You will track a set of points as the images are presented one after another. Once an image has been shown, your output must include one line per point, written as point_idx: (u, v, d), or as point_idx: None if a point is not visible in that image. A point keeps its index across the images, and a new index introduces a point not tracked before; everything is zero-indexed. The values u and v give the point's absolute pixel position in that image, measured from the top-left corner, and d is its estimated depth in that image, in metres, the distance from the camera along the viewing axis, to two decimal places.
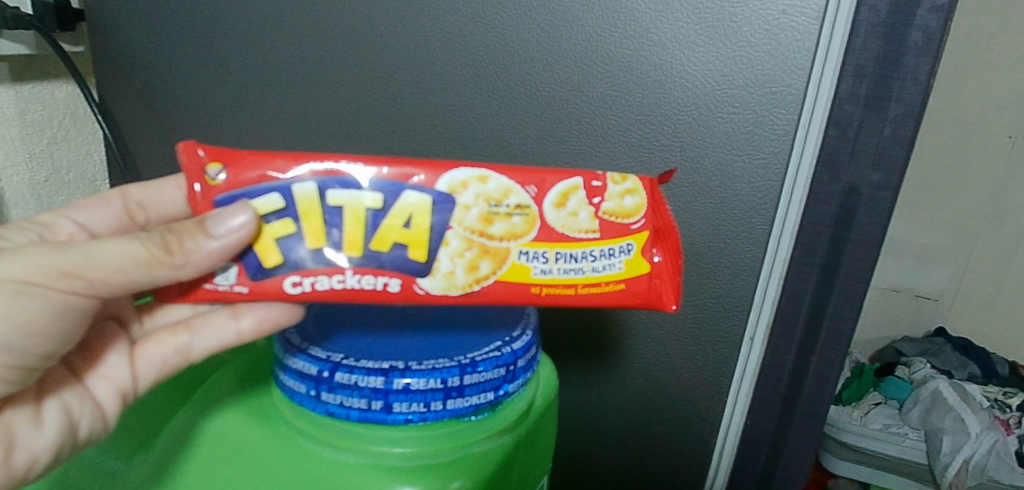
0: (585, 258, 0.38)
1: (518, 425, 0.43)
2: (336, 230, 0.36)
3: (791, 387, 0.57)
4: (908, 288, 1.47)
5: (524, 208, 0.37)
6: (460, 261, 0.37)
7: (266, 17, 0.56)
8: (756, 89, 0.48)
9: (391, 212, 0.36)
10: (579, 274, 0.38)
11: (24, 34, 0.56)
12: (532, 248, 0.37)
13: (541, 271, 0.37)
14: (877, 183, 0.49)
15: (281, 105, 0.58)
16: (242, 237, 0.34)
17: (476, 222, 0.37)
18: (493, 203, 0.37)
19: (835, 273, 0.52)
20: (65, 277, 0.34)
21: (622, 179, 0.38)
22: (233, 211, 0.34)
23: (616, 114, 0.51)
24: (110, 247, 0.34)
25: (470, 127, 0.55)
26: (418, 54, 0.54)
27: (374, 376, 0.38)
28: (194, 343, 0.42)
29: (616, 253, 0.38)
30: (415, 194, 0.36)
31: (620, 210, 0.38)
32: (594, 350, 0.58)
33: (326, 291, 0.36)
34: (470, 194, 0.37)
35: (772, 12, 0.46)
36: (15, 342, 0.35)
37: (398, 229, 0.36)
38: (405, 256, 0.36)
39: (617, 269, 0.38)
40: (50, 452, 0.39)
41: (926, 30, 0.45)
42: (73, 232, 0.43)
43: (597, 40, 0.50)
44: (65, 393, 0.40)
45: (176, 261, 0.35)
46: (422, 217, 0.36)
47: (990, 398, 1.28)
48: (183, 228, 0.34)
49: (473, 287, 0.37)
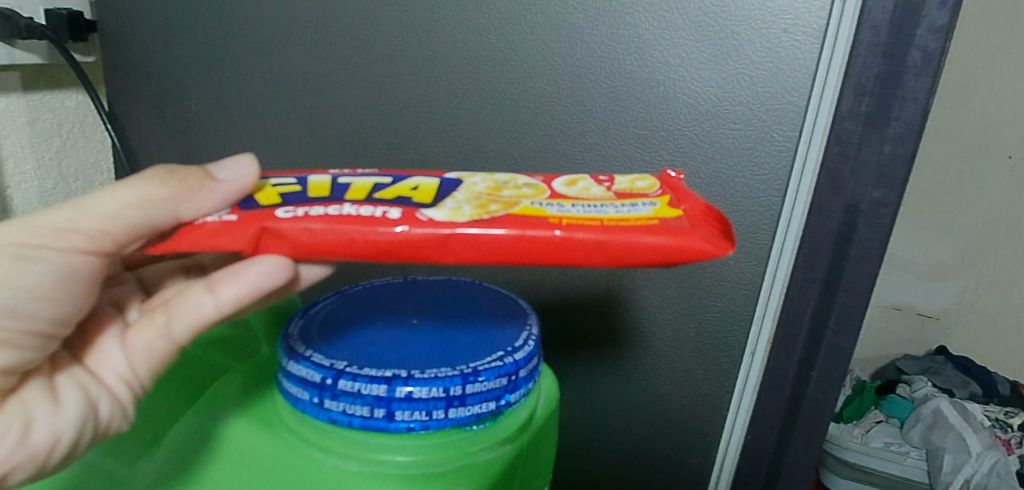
0: (606, 206, 0.37)
1: (519, 436, 0.44)
2: (342, 189, 0.38)
3: (792, 401, 0.56)
4: (910, 307, 1.47)
5: (532, 185, 0.40)
6: (468, 203, 0.36)
7: (276, 31, 0.57)
8: (757, 105, 0.49)
9: (399, 184, 0.39)
10: (602, 212, 0.36)
11: (37, 44, 0.57)
12: (546, 201, 0.37)
13: (558, 210, 0.36)
14: (878, 200, 0.49)
15: (287, 115, 0.59)
16: (244, 184, 0.38)
17: (484, 188, 0.39)
18: (500, 182, 0.40)
19: (835, 289, 0.52)
20: (61, 233, 0.36)
21: (632, 176, 0.42)
22: (239, 161, 0.39)
23: (619, 129, 0.52)
24: (112, 191, 0.36)
25: (474, 141, 0.56)
26: (425, 69, 0.55)
27: (377, 384, 0.38)
28: (174, 323, 0.41)
29: (639, 205, 0.37)
30: (423, 178, 0.41)
31: (632, 186, 0.40)
32: (594, 362, 0.59)
33: (319, 215, 0.35)
34: (478, 177, 0.41)
35: (774, 31, 0.47)
36: (23, 306, 0.36)
37: (405, 189, 0.38)
38: (409, 201, 0.37)
39: (646, 211, 0.36)
40: (74, 429, 0.39)
41: (926, 51, 0.45)
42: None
43: (600, 57, 0.51)
44: (74, 375, 0.41)
45: (178, 196, 0.36)
46: (427, 186, 0.39)
47: (990, 418, 1.27)
48: (187, 170, 0.37)
49: (482, 216, 0.35)
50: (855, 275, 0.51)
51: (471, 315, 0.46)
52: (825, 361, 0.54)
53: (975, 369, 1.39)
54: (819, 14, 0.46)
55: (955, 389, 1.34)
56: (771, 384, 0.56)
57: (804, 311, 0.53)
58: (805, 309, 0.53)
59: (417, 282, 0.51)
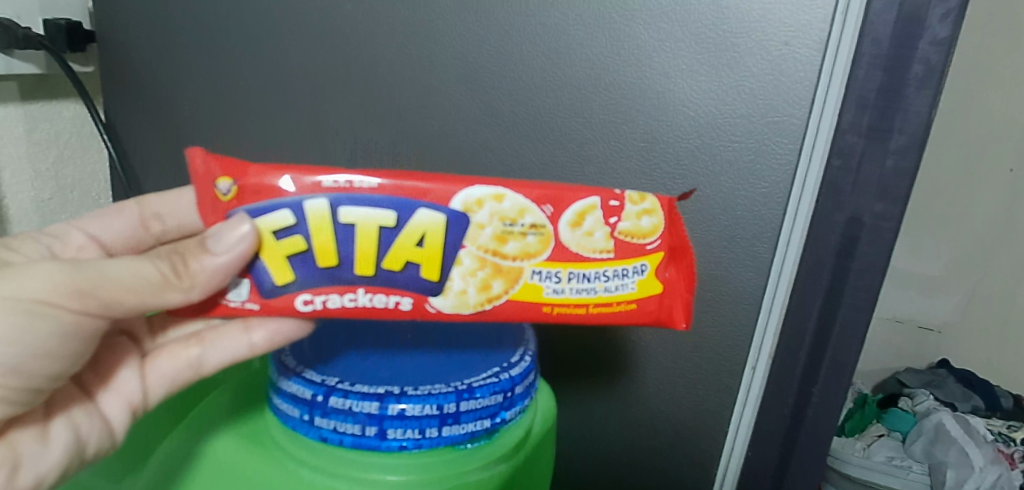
0: (598, 278, 0.39)
1: (516, 453, 0.43)
2: (346, 248, 0.36)
3: (794, 419, 0.55)
4: (910, 320, 1.46)
5: (539, 227, 0.38)
6: (472, 280, 0.38)
7: (273, 43, 0.57)
8: (758, 117, 0.48)
9: (404, 230, 0.36)
10: (591, 293, 0.39)
11: (35, 54, 0.57)
12: (545, 268, 0.38)
13: (553, 291, 0.38)
14: (879, 214, 0.48)
15: (284, 124, 0.59)
16: (244, 251, 0.35)
17: (490, 241, 0.37)
18: (508, 222, 0.37)
19: (837, 303, 0.51)
20: (78, 295, 0.34)
21: (640, 199, 0.39)
22: (230, 226, 0.35)
23: (618, 140, 0.52)
24: (120, 274, 0.35)
25: (473, 152, 0.55)
26: (424, 79, 0.54)
27: (368, 401, 0.37)
28: (205, 357, 0.41)
29: (629, 274, 0.39)
30: (430, 212, 0.36)
31: (635, 230, 0.39)
32: (594, 378, 0.58)
33: (337, 308, 0.37)
34: (484, 213, 0.37)
35: (774, 44, 0.47)
36: (26, 365, 0.35)
37: (411, 248, 0.37)
38: (418, 275, 0.37)
39: (630, 289, 0.39)
40: (57, 471, 0.39)
41: (927, 63, 0.44)
42: (83, 243, 0.44)
43: (599, 68, 0.51)
44: (73, 411, 0.40)
45: (185, 285, 0.35)
46: (434, 235, 0.37)
47: (993, 432, 1.26)
48: (188, 249, 0.36)
49: (485, 305, 0.38)
50: (856, 290, 0.50)
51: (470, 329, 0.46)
52: (828, 376, 0.53)
53: (976, 382, 1.38)
54: (820, 26, 0.46)
55: (959, 403, 1.34)
56: (772, 401, 0.55)
57: (805, 327, 0.52)
58: (806, 325, 0.52)
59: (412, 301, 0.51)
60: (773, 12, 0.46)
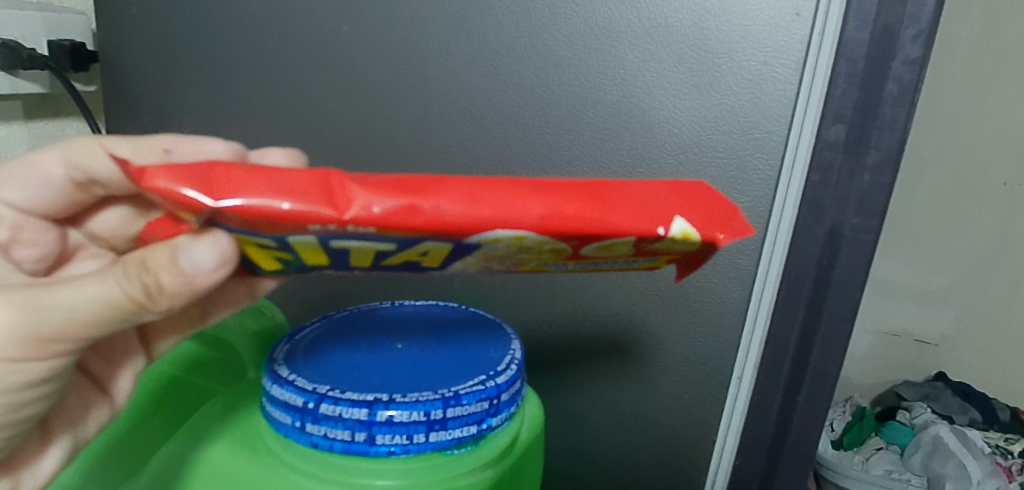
0: (606, 263, 0.34)
1: (503, 459, 0.44)
2: (340, 256, 0.31)
3: (780, 426, 0.56)
4: (908, 334, 1.47)
5: (559, 248, 0.31)
6: (474, 263, 0.33)
7: (274, 61, 0.59)
8: (739, 134, 0.50)
9: (406, 249, 0.31)
10: (596, 266, 0.34)
11: (39, 74, 0.58)
12: (554, 263, 0.33)
13: (556, 266, 0.34)
14: (858, 227, 0.49)
15: (283, 142, 0.60)
16: (224, 273, 0.31)
17: (502, 252, 0.32)
18: (524, 246, 0.31)
19: (820, 314, 0.52)
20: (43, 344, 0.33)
21: (685, 237, 0.30)
22: (203, 245, 0.30)
23: (606, 157, 0.53)
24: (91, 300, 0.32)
25: (467, 169, 0.57)
26: (419, 97, 0.56)
27: (358, 408, 0.39)
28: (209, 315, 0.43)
29: (640, 260, 0.34)
30: (438, 242, 0.30)
31: (667, 247, 0.31)
32: (585, 388, 0.59)
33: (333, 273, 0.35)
34: (501, 242, 0.30)
35: (754, 63, 0.48)
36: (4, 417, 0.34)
37: (411, 255, 0.31)
38: (418, 265, 0.33)
39: (638, 263, 0.35)
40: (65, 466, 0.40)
41: (901, 82, 0.46)
42: (15, 221, 0.39)
43: (587, 87, 0.53)
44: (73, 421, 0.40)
45: (158, 306, 0.33)
46: (438, 251, 0.31)
47: (990, 445, 1.27)
48: (151, 265, 0.31)
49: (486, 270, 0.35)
50: (838, 300, 0.51)
51: (456, 338, 0.47)
52: (812, 386, 0.54)
53: (974, 395, 1.39)
54: (797, 46, 0.47)
55: (955, 416, 1.35)
56: (759, 411, 0.56)
57: (789, 338, 0.54)
58: (790, 335, 0.54)
59: (404, 306, 0.51)
60: (752, 33, 0.48)
